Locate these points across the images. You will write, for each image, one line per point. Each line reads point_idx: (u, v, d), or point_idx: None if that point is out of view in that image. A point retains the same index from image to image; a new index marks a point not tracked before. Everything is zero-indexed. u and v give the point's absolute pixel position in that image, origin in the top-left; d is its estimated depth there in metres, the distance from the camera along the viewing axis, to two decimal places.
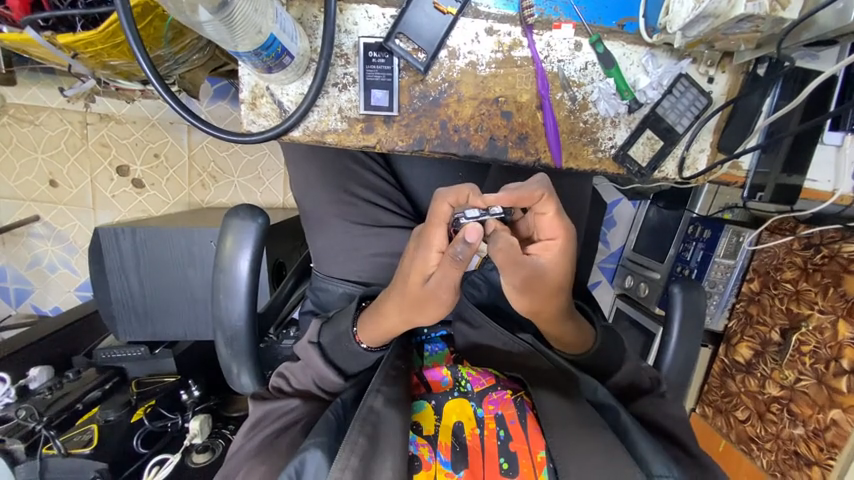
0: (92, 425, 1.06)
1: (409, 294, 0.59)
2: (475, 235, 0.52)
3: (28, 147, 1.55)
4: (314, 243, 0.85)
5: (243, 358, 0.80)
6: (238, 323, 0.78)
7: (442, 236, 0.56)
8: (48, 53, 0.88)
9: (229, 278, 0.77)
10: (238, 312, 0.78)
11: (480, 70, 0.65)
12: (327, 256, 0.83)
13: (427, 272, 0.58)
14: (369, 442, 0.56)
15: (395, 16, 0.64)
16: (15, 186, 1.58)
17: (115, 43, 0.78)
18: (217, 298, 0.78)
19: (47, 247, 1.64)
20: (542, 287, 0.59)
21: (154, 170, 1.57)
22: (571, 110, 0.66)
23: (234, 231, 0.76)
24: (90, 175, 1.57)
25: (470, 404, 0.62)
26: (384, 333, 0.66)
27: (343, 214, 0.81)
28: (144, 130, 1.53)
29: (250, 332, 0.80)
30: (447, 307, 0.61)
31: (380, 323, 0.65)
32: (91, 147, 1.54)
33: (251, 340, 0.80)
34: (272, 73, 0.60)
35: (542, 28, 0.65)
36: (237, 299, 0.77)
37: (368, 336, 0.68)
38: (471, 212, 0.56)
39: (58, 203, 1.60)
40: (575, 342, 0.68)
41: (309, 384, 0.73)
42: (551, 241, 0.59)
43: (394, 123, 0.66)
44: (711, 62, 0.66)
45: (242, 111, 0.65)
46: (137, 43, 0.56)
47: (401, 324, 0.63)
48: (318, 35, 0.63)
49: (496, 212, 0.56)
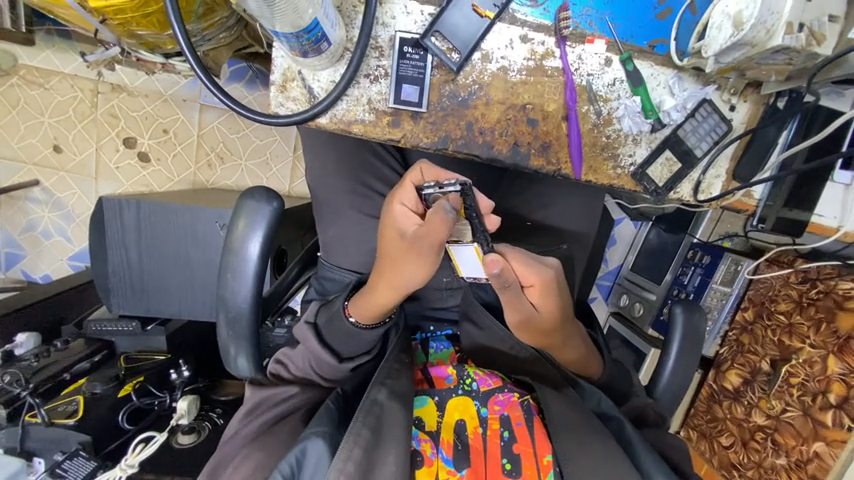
0: (77, 396, 1.05)
1: (386, 253, 0.64)
2: (495, 267, 0.56)
3: (35, 110, 1.52)
4: (324, 232, 0.85)
5: (242, 341, 0.80)
6: (242, 305, 0.77)
7: (409, 201, 0.63)
8: (76, 16, 0.87)
9: (238, 259, 0.76)
10: (242, 294, 0.77)
11: (511, 75, 0.66)
12: (337, 245, 0.83)
13: (401, 229, 0.62)
14: (372, 434, 0.55)
15: (433, 14, 0.65)
16: (17, 148, 1.55)
17: (146, 13, 0.78)
18: (224, 278, 0.77)
19: (44, 214, 1.61)
20: (539, 326, 0.63)
21: (162, 145, 1.55)
22: (595, 124, 0.68)
23: (247, 213, 0.76)
24: (96, 144, 1.55)
25: (473, 403, 0.62)
26: (368, 303, 0.68)
27: (358, 206, 0.82)
28: (155, 105, 1.52)
29: (252, 316, 0.79)
30: (424, 273, 0.63)
31: (368, 294, 0.68)
32: (100, 116, 1.53)
33: (252, 323, 0.79)
34: (307, 57, 0.61)
35: (575, 40, 0.66)
36: (244, 281, 0.77)
37: (354, 305, 0.70)
38: (431, 185, 0.62)
39: (60, 169, 1.57)
40: (586, 368, 0.71)
41: (308, 370, 0.73)
42: (531, 287, 0.61)
43: (421, 120, 0.66)
44: (734, 90, 0.68)
45: (271, 92, 0.65)
46: (176, 16, 0.57)
47: (384, 290, 0.65)
48: (355, 25, 0.64)
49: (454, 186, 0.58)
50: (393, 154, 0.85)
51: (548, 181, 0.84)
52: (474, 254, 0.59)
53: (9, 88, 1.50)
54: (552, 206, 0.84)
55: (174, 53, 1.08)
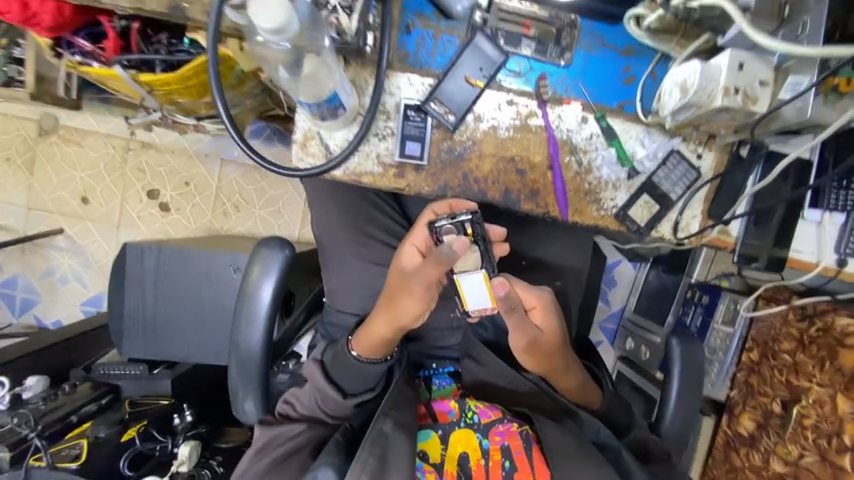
0: (81, 440, 1.04)
1: (390, 285, 0.71)
2: (502, 289, 0.64)
3: (69, 165, 1.67)
4: (329, 279, 0.91)
5: (253, 383, 0.83)
6: (253, 347, 0.81)
7: (419, 239, 0.70)
8: (126, 87, 1.00)
9: (251, 303, 0.82)
10: (254, 337, 0.82)
11: (500, 133, 0.76)
12: (340, 293, 0.90)
13: (401, 267, 0.70)
14: (378, 463, 0.58)
15: (432, 85, 0.75)
16: (48, 199, 1.68)
17: (186, 85, 0.92)
18: (238, 324, 0.82)
19: (64, 260, 1.70)
20: (544, 349, 0.68)
21: (182, 196, 1.67)
22: (577, 172, 0.76)
23: (262, 259, 0.83)
24: (121, 196, 1.68)
25: (475, 435, 0.63)
26: (369, 336, 0.72)
27: (361, 253, 0.89)
28: (179, 160, 1.66)
29: (263, 358, 0.83)
30: (421, 306, 0.68)
31: (369, 328, 0.72)
32: (127, 170, 1.67)
33: (262, 366, 0.83)
34: (325, 120, 0.71)
35: (554, 103, 0.76)
36: (257, 326, 0.82)
37: (357, 339, 0.73)
38: (444, 218, 0.68)
39: (85, 219, 1.69)
40: (586, 399, 0.74)
41: (314, 408, 0.75)
42: (534, 309, 0.68)
43: (423, 171, 0.75)
44: (699, 141, 0.76)
45: (293, 149, 0.75)
46: (217, 86, 0.68)
47: (385, 324, 0.70)
48: (366, 94, 0.74)
49: (465, 215, 0.66)
50: (390, 202, 0.91)
51: (541, 225, 0.90)
52: (483, 281, 0.64)
53: (48, 146, 1.67)
54: (546, 247, 0.90)
55: (205, 116, 1.22)
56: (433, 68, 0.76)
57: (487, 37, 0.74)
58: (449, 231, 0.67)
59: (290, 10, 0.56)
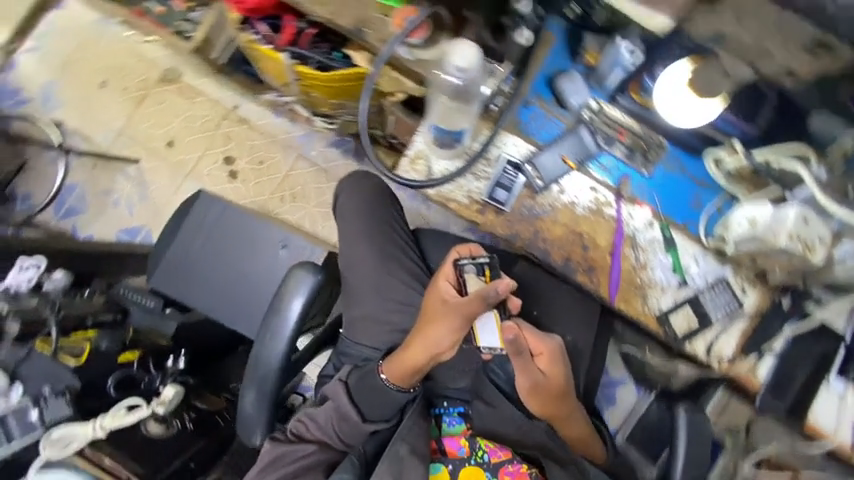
0: (86, 343, 1.06)
1: (423, 320, 0.80)
2: (510, 333, 0.74)
3: (172, 112, 1.87)
4: (351, 311, 0.99)
5: (265, 397, 0.88)
6: (273, 362, 0.87)
7: (451, 277, 0.80)
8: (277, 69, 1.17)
9: (279, 320, 0.89)
10: (276, 352, 0.88)
11: (576, 209, 0.86)
12: (361, 324, 0.98)
13: (427, 302, 0.80)
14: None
15: (532, 151, 0.88)
16: (140, 132, 1.86)
17: (328, 86, 1.09)
18: (261, 341, 0.89)
19: (125, 187, 1.83)
20: (546, 392, 0.76)
21: (252, 171, 1.83)
22: (634, 265, 0.84)
23: (295, 281, 0.90)
24: (202, 152, 1.85)
25: (484, 473, 0.75)
26: (401, 362, 0.80)
27: (385, 291, 0.98)
28: (265, 141, 1.84)
29: (280, 373, 0.89)
30: (453, 337, 0.77)
31: (401, 355, 0.80)
32: (218, 134, 1.85)
33: (277, 381, 0.89)
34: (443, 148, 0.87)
35: (629, 201, 0.86)
36: (279, 344, 0.89)
37: (387, 364, 0.82)
38: (466, 259, 0.82)
39: (163, 160, 1.85)
40: (588, 450, 0.81)
41: (330, 426, 0.82)
42: (541, 354, 0.77)
43: (502, 216, 0.86)
44: (747, 278, 0.83)
45: (402, 160, 0.87)
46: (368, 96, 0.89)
47: (419, 352, 0.78)
48: (478, 140, 0.87)
49: (483, 259, 0.81)
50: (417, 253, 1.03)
51: (580, 307, 0.96)
52: (494, 321, 0.77)
53: (163, 91, 1.88)
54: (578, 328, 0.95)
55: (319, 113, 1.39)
56: (537, 140, 0.89)
57: (589, 131, 0.88)
58: (470, 273, 0.80)
59: (478, 59, 0.78)
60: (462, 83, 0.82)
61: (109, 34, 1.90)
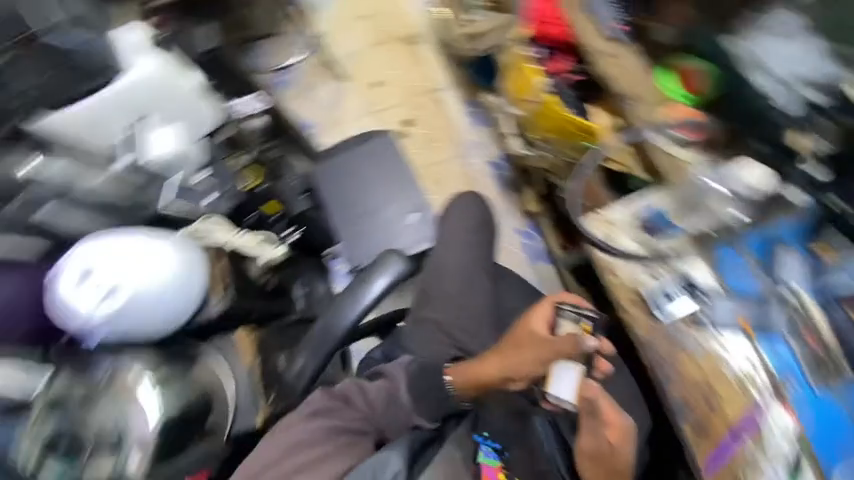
0: (252, 179, 1.19)
1: (507, 344, 0.83)
2: (591, 393, 0.77)
3: (394, 54, 1.94)
4: (422, 311, 1.03)
5: (321, 349, 0.93)
6: (342, 323, 0.94)
7: (548, 317, 0.85)
8: (517, 79, 1.25)
9: (361, 291, 0.96)
10: (349, 316, 0.95)
11: (726, 369, 0.82)
12: (431, 329, 1.01)
13: (515, 327, 0.85)
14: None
15: (715, 289, 0.87)
16: (361, 54, 1.94)
17: (558, 121, 1.16)
18: (340, 303, 0.96)
19: (326, 92, 1.89)
20: (610, 469, 0.76)
21: (421, 139, 1.81)
22: (747, 462, 0.77)
23: (387, 263, 0.99)
24: (397, 103, 1.87)
25: None
26: (472, 371, 0.83)
27: (460, 310, 1.02)
28: (446, 127, 1.83)
29: (344, 337, 0.94)
30: (537, 369, 0.80)
31: (474, 366, 0.84)
32: (419, 98, 1.87)
33: (339, 342, 0.94)
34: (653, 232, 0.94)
35: (778, 401, 0.79)
36: (354, 311, 0.95)
37: (456, 369, 0.85)
38: (570, 309, 0.85)
39: (366, 90, 1.89)
40: None
41: (381, 400, 0.84)
42: (613, 427, 0.76)
43: (650, 320, 0.87)
44: None
45: (594, 215, 0.97)
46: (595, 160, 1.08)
47: (496, 366, 0.82)
48: (669, 245, 0.91)
49: (590, 314, 0.85)
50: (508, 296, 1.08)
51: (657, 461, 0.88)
52: (574, 376, 0.78)
53: (397, 33, 1.96)
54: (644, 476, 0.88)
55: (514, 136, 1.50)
56: (727, 284, 0.87)
57: (781, 310, 0.84)
58: (569, 322, 0.84)
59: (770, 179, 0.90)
60: (727, 194, 0.91)
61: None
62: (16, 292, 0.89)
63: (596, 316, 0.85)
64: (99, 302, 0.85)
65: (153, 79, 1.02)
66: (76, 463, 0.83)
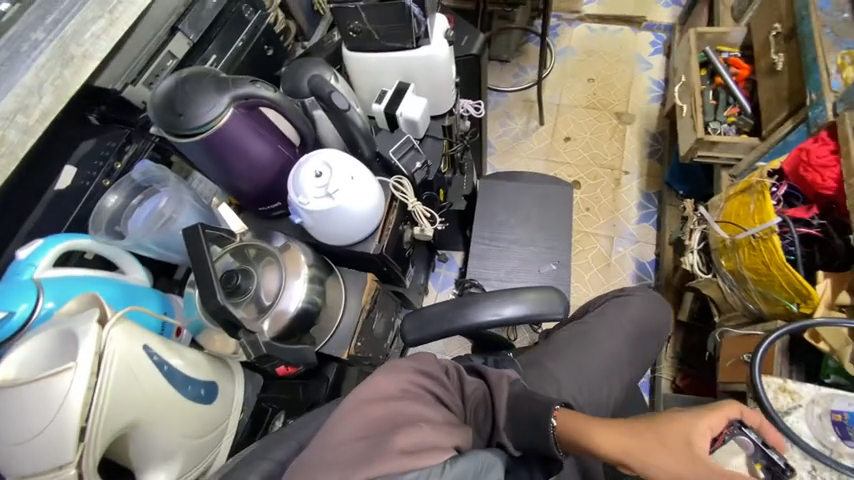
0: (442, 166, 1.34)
1: (656, 433, 0.68)
2: None
3: (599, 118, 1.96)
4: (544, 359, 1.02)
5: (435, 327, 0.98)
6: (466, 320, 0.97)
7: (716, 426, 0.70)
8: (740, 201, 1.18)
9: (496, 303, 0.97)
10: (475, 318, 0.97)
11: None
12: (547, 376, 0.98)
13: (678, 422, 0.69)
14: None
15: None
16: (572, 105, 2.00)
17: (762, 262, 1.06)
18: (478, 298, 0.98)
19: (521, 121, 1.99)
20: None
21: (583, 204, 1.80)
22: None
23: (532, 297, 0.99)
24: (579, 158, 1.89)
25: None
26: (587, 432, 0.71)
27: (584, 384, 0.98)
28: (615, 202, 1.80)
29: (460, 331, 0.97)
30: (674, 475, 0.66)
31: (591, 426, 0.72)
32: (602, 166, 1.86)
33: (454, 332, 0.97)
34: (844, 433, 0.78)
35: None
36: (489, 315, 0.97)
37: (566, 418, 0.74)
38: (751, 438, 0.73)
39: (556, 136, 1.95)
40: None
41: (474, 398, 0.81)
42: None
43: None
44: None
45: (774, 380, 0.84)
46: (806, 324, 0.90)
47: (622, 445, 0.68)
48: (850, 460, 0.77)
49: (771, 454, 0.72)
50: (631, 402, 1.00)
51: None
52: None
53: (615, 103, 1.98)
54: None
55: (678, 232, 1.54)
56: None
57: None
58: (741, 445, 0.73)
59: None
60: None
61: (643, 41, 2.10)
62: (270, 158, 1.02)
63: (783, 465, 0.71)
64: (318, 197, 1.00)
65: (432, 60, 1.20)
66: (233, 300, 0.93)
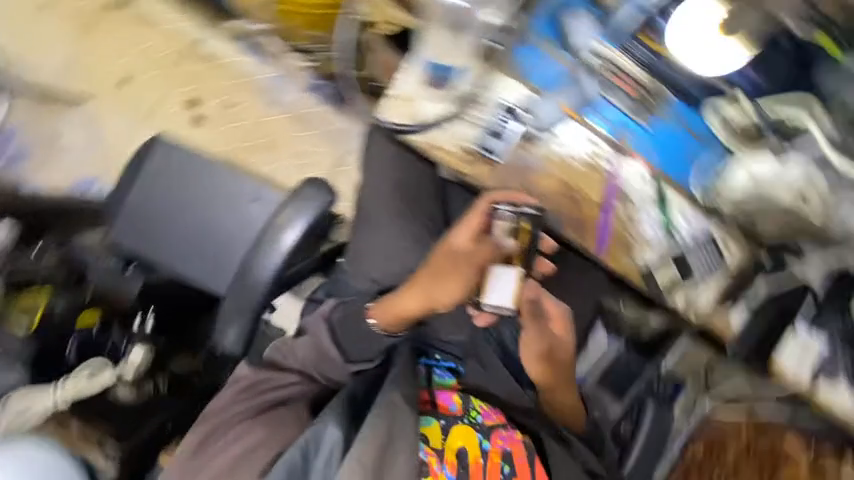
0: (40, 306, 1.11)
1: (434, 266, 0.79)
2: (531, 293, 0.80)
3: (131, 45, 1.64)
4: (357, 241, 0.98)
5: (243, 316, 0.85)
6: (260, 281, 0.84)
7: (474, 225, 0.77)
8: None
9: (272, 237, 0.85)
10: (266, 270, 0.84)
11: (572, 162, 0.82)
12: (365, 254, 0.96)
13: (450, 245, 0.77)
14: (387, 436, 0.73)
15: (529, 96, 0.81)
16: (96, 65, 1.63)
17: None
18: (255, 254, 0.85)
19: (73, 131, 1.61)
20: (555, 357, 0.83)
21: (222, 114, 1.61)
22: (627, 220, 0.83)
23: (293, 208, 0.86)
24: (164, 91, 1.62)
25: (476, 434, 0.76)
26: (394, 308, 0.82)
27: (401, 233, 0.97)
28: (235, 82, 1.62)
29: (265, 295, 0.85)
30: (459, 289, 0.77)
31: (397, 302, 0.82)
32: (178, 72, 1.63)
33: (261, 302, 0.85)
34: (440, 87, 0.83)
35: (626, 155, 0.81)
36: (274, 260, 0.85)
37: (379, 309, 0.83)
38: (507, 207, 0.76)
39: (114, 97, 1.61)
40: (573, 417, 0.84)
41: (308, 366, 0.87)
42: (555, 321, 0.82)
43: (496, 167, 0.83)
44: (734, 237, 0.82)
45: (386, 100, 0.87)
46: None
47: (418, 298, 0.80)
48: (472, 82, 0.82)
49: (528, 211, 0.76)
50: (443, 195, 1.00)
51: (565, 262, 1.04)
52: (513, 277, 0.75)
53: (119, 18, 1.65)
54: None
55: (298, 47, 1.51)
56: (536, 83, 0.81)
57: (592, 76, 0.81)
58: (504, 220, 0.76)
59: None
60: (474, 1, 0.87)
61: None
62: None
63: (534, 212, 0.75)
64: None
65: None
66: None
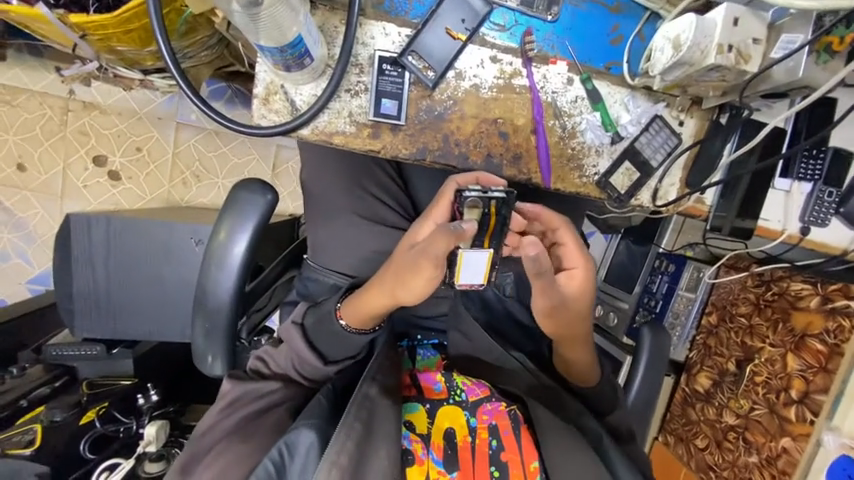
0: (35, 425, 1.01)
1: (394, 260, 0.66)
2: (532, 250, 0.61)
3: None
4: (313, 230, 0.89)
5: (219, 335, 0.79)
6: (222, 297, 0.77)
7: (440, 213, 0.64)
8: (53, 30, 0.91)
9: (220, 250, 0.77)
10: (224, 286, 0.77)
11: (482, 92, 0.71)
12: (325, 245, 0.87)
13: (414, 239, 0.65)
14: (363, 428, 0.62)
15: (409, 35, 0.69)
16: None
17: (127, 29, 0.83)
18: (207, 269, 0.77)
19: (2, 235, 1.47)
20: (570, 312, 0.70)
21: (134, 164, 1.46)
22: (561, 136, 0.73)
23: (232, 217, 0.77)
24: (63, 164, 1.45)
25: (463, 412, 0.69)
26: (360, 308, 0.71)
27: (354, 210, 0.87)
28: (129, 123, 1.45)
29: (232, 310, 0.79)
30: (426, 288, 0.63)
31: (365, 298, 0.70)
32: (69, 135, 1.44)
33: (230, 318, 0.79)
34: (290, 71, 0.65)
35: (540, 61, 0.71)
36: (229, 272, 0.77)
37: (346, 309, 0.73)
38: (474, 189, 0.60)
39: (23, 188, 1.46)
40: (586, 375, 0.80)
41: (288, 368, 0.77)
42: (572, 270, 0.69)
43: (400, 132, 0.71)
44: (681, 107, 0.75)
45: (254, 104, 0.69)
46: (161, 31, 0.60)
47: (384, 299, 0.67)
48: (336, 44, 0.69)
49: (498, 194, 0.60)
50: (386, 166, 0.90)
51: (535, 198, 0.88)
52: (485, 259, 0.61)
53: None
54: None
55: (151, 70, 1.25)
56: (411, 17, 0.70)
57: None
58: (468, 203, 0.59)
59: None
60: None
61: None
62: None
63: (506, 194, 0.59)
64: None
65: None
66: None
